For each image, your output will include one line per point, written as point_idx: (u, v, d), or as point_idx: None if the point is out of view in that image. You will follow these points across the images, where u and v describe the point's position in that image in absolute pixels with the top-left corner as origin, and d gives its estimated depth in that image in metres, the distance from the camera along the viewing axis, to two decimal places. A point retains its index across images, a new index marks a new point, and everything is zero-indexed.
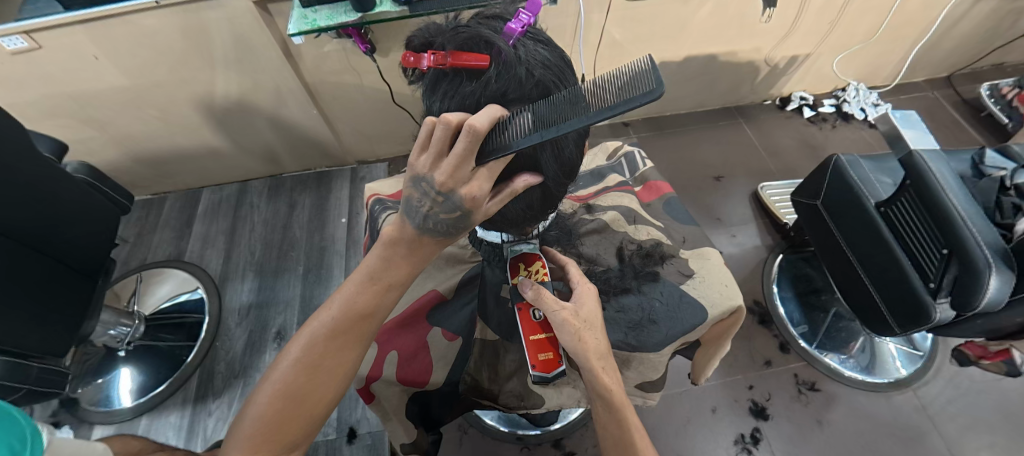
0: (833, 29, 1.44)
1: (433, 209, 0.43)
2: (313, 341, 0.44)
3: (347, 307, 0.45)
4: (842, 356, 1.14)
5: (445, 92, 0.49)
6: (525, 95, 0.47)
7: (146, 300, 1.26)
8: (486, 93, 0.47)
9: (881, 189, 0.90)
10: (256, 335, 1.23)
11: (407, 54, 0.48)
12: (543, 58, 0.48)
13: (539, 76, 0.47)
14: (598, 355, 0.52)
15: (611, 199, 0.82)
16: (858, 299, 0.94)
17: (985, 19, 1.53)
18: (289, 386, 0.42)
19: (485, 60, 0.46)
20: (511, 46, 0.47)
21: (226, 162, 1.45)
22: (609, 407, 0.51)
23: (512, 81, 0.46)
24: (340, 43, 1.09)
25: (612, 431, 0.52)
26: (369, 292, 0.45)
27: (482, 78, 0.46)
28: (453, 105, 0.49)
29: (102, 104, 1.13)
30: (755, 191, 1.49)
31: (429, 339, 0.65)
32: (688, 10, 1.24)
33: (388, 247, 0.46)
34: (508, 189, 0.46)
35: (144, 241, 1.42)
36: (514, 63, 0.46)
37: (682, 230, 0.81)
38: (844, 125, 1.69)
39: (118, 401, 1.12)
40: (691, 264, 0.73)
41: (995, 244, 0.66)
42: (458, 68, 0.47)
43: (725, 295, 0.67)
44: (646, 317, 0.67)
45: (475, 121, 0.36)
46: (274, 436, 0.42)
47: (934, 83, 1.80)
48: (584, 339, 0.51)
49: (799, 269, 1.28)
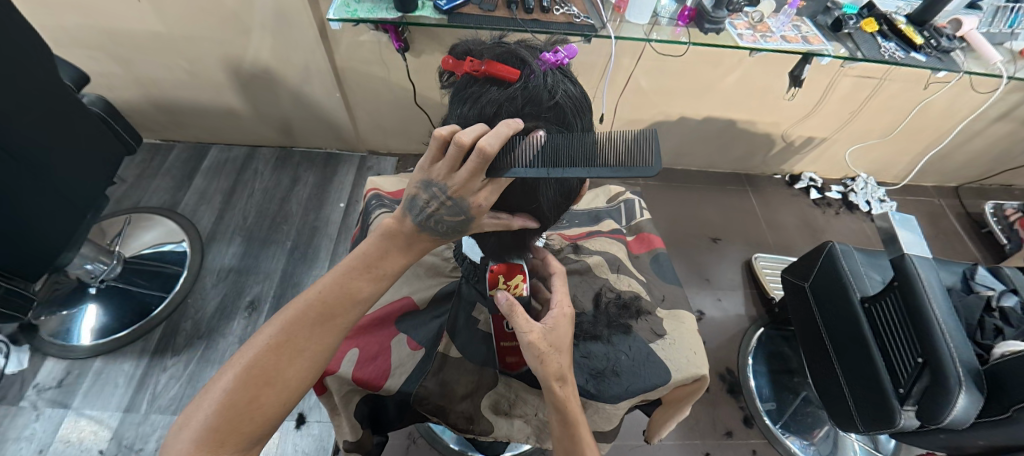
0: (852, 119, 1.47)
1: (439, 210, 0.45)
2: (293, 325, 0.45)
3: (335, 291, 0.46)
4: (804, 441, 1.13)
5: (468, 96, 0.48)
6: (542, 116, 0.47)
7: (130, 242, 1.26)
8: (507, 103, 0.46)
9: (869, 285, 0.91)
10: (229, 300, 1.21)
11: (447, 57, 0.50)
12: (568, 89, 0.50)
13: (559, 101, 0.48)
14: (558, 378, 0.51)
15: (600, 244, 0.83)
16: (827, 389, 0.93)
17: (998, 140, 1.57)
18: (264, 369, 0.42)
19: (515, 74, 0.47)
20: (542, 70, 0.49)
21: (241, 124, 1.46)
22: (563, 423, 0.52)
23: (534, 100, 0.47)
24: (376, 36, 1.12)
25: (563, 443, 0.52)
26: (364, 280, 0.48)
27: (507, 88, 0.47)
28: (472, 111, 0.48)
29: (133, 44, 1.15)
30: (748, 260, 1.50)
31: (393, 344, 0.65)
32: (717, 73, 1.28)
33: (388, 238, 0.49)
34: (504, 220, 0.50)
35: (141, 184, 1.42)
36: (541, 84, 0.47)
37: (664, 287, 0.81)
38: (847, 213, 1.70)
39: (77, 338, 1.10)
40: (665, 324, 0.73)
41: (968, 363, 0.67)
42: (488, 76, 0.48)
43: (691, 361, 0.67)
44: (610, 368, 0.66)
45: (485, 144, 0.38)
46: (241, 425, 0.41)
47: (941, 191, 1.83)
48: (547, 363, 0.51)
49: (776, 345, 1.28)
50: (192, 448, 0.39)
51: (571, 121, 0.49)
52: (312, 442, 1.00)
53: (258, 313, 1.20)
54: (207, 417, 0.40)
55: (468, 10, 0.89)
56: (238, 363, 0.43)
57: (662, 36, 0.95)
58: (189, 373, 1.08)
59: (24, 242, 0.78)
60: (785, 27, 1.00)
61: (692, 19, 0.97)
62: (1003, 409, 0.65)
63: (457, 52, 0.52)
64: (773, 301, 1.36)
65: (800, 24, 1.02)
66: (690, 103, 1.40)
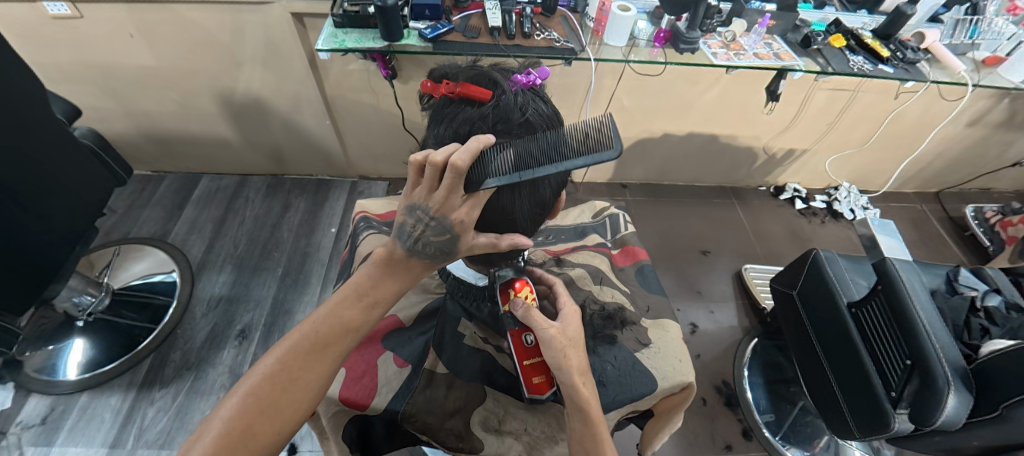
0: (829, 130, 1.52)
1: (425, 232, 0.46)
2: (289, 356, 0.45)
3: (330, 321, 0.47)
4: (805, 452, 1.12)
5: (445, 116, 0.51)
6: (512, 132, 0.49)
7: (119, 274, 1.25)
8: (479, 122, 0.48)
9: (854, 290, 0.92)
10: (218, 330, 1.20)
11: (426, 81, 0.53)
12: (538, 107, 0.52)
13: (529, 117, 0.50)
14: (580, 372, 0.54)
15: (583, 257, 0.84)
16: (822, 397, 0.93)
17: (971, 146, 1.63)
18: (260, 400, 0.43)
19: (486, 94, 0.49)
20: (513, 90, 0.51)
21: (232, 153, 1.48)
22: (587, 421, 0.53)
23: (504, 118, 0.49)
24: (364, 64, 1.16)
25: (585, 444, 0.53)
26: (356, 308, 0.48)
27: (480, 107, 0.49)
28: (447, 131, 0.50)
29: (125, 78, 1.17)
30: (738, 271, 1.51)
31: (379, 362, 0.65)
32: (696, 90, 1.32)
33: (377, 267, 0.50)
34: (492, 239, 0.51)
35: (131, 215, 1.42)
36: (512, 103, 0.49)
37: (648, 298, 0.82)
38: (833, 222, 1.73)
39: (62, 372, 1.07)
40: (649, 333, 0.74)
41: (956, 363, 0.68)
42: (464, 97, 0.50)
43: (677, 370, 0.68)
44: (596, 379, 0.65)
45: (457, 160, 0.39)
46: (237, 453, 0.41)
47: (922, 197, 1.87)
48: (568, 355, 0.53)
49: (771, 355, 1.28)
50: None
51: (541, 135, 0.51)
52: None
53: (249, 342, 1.18)
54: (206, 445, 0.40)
55: (452, 37, 0.92)
56: (236, 393, 0.43)
57: (640, 57, 0.99)
58: (177, 406, 1.06)
59: (14, 274, 0.78)
60: (757, 44, 1.05)
61: (668, 40, 1.01)
62: (992, 408, 0.65)
63: (434, 76, 0.54)
64: (765, 312, 1.37)
65: (772, 42, 1.07)
66: (673, 119, 1.44)
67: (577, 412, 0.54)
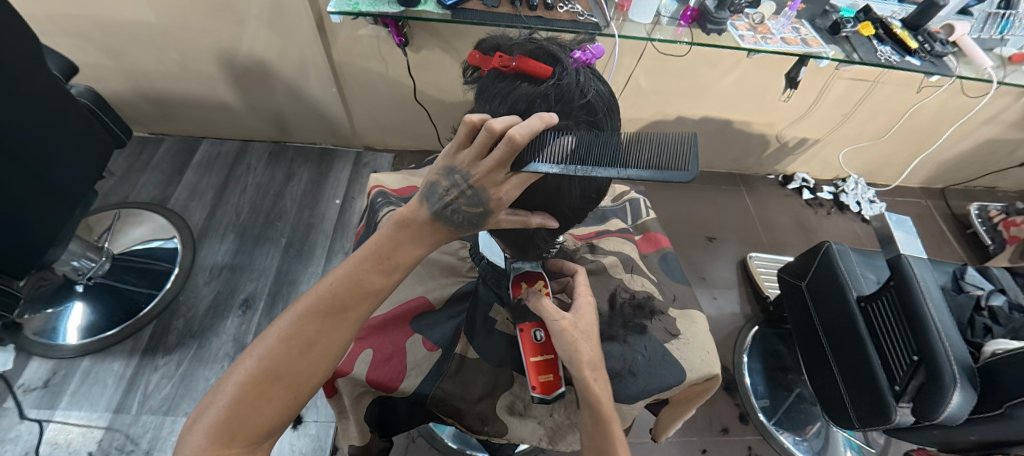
0: (845, 121, 1.50)
1: (456, 200, 0.44)
2: (305, 319, 0.43)
3: (348, 285, 0.45)
4: (797, 437, 1.15)
5: (499, 91, 0.49)
6: (571, 114, 0.48)
7: (119, 239, 1.23)
8: (539, 99, 0.47)
9: (865, 284, 0.93)
10: (222, 298, 1.19)
11: (477, 54, 0.52)
12: (598, 89, 0.51)
13: (591, 99, 0.49)
14: (590, 366, 0.54)
15: (612, 244, 0.84)
16: (823, 387, 0.95)
17: (983, 144, 1.61)
18: (276, 364, 0.41)
19: (547, 70, 0.48)
20: (573, 69, 0.50)
21: (234, 118, 1.43)
22: (596, 416, 0.54)
23: (565, 97, 0.48)
24: (375, 30, 1.11)
25: (596, 438, 0.54)
26: (375, 273, 0.45)
27: (539, 84, 0.48)
28: (502, 107, 0.49)
29: (121, 35, 1.11)
30: (743, 259, 1.52)
31: (407, 345, 0.65)
32: (715, 73, 1.28)
33: (397, 228, 0.47)
34: (522, 217, 0.49)
35: (130, 178, 1.38)
36: (574, 83, 0.49)
37: (674, 287, 0.82)
38: (839, 214, 1.73)
39: (63, 336, 1.07)
40: (678, 324, 0.74)
41: (962, 361, 0.69)
42: (519, 72, 0.49)
43: (704, 361, 0.68)
44: (626, 368, 0.66)
45: (515, 133, 0.37)
46: (250, 419, 0.40)
47: (928, 192, 1.87)
48: (580, 349, 0.54)
49: (771, 343, 1.30)
50: (204, 442, 0.39)
51: (601, 120, 0.50)
52: (310, 443, 0.99)
53: (253, 312, 1.17)
54: (218, 412, 0.40)
55: (472, 5, 0.88)
56: (251, 355, 0.42)
57: (665, 36, 0.95)
58: (181, 373, 1.06)
59: (15, 238, 0.76)
60: (785, 29, 1.01)
61: (694, 20, 0.97)
62: (995, 405, 0.67)
63: (485, 48, 0.54)
64: (768, 300, 1.38)
65: (800, 26, 1.02)
66: (689, 102, 1.40)
67: (588, 411, 0.54)
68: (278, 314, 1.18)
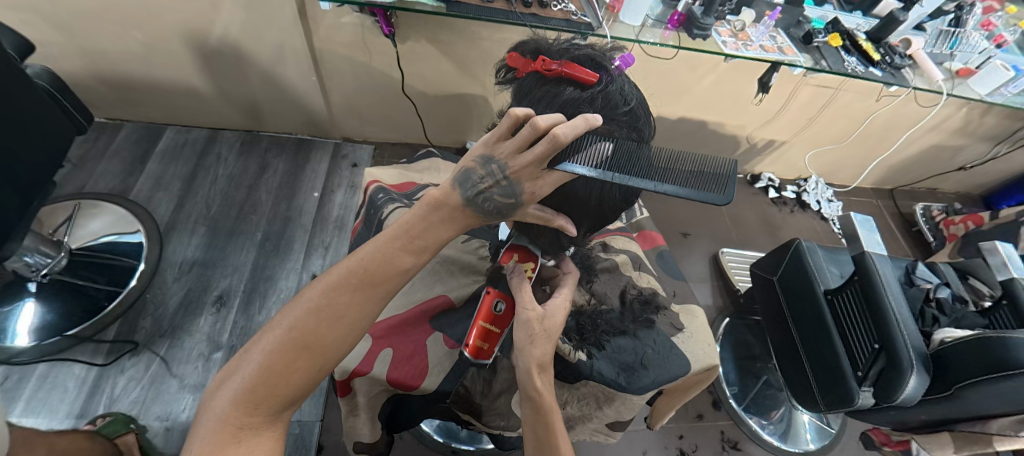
0: (809, 124, 1.59)
1: (490, 189, 0.45)
2: (335, 290, 0.43)
3: (379, 260, 0.44)
4: (764, 421, 1.24)
5: (545, 93, 0.50)
6: (615, 119, 0.51)
7: (77, 232, 1.14)
8: (586, 103, 0.49)
9: (830, 278, 1.00)
10: (193, 295, 1.13)
11: (519, 56, 0.54)
12: (636, 99, 0.54)
13: (633, 108, 0.52)
14: (538, 365, 0.55)
15: (619, 242, 0.86)
16: (792, 374, 1.02)
17: (928, 149, 1.76)
18: (304, 335, 0.41)
19: (594, 76, 0.50)
20: (615, 78, 0.53)
21: (204, 105, 1.35)
22: (537, 410, 0.55)
23: (611, 103, 0.50)
24: (360, 18, 1.07)
25: (538, 432, 0.55)
26: (405, 252, 0.45)
27: (586, 89, 0.50)
28: (549, 108, 0.49)
29: (78, 11, 1.02)
30: (715, 254, 1.59)
31: (428, 343, 0.65)
32: (694, 76, 1.33)
33: (431, 209, 0.47)
34: (548, 215, 0.51)
35: (86, 167, 1.28)
36: (618, 91, 0.51)
37: (672, 283, 0.86)
38: (800, 212, 1.84)
39: (13, 337, 0.98)
40: (681, 319, 0.78)
41: (918, 348, 0.76)
42: (563, 77, 0.50)
43: (707, 354, 0.73)
44: (638, 361, 0.69)
45: (560, 131, 0.38)
46: (278, 389, 0.40)
47: (879, 193, 2.03)
48: (534, 345, 0.56)
49: (740, 334, 1.37)
50: (230, 410, 0.38)
51: (640, 128, 0.53)
52: (293, 443, 0.97)
53: (227, 310, 1.12)
54: (244, 380, 0.39)
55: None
56: (280, 325, 0.41)
57: (653, 39, 0.98)
58: (151, 375, 1.00)
59: None
60: (763, 37, 1.06)
61: (681, 24, 1.00)
62: (945, 387, 0.74)
63: (529, 51, 0.55)
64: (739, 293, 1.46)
65: (776, 35, 1.08)
66: (669, 103, 1.45)
67: (528, 402, 0.56)
68: (255, 312, 1.13)
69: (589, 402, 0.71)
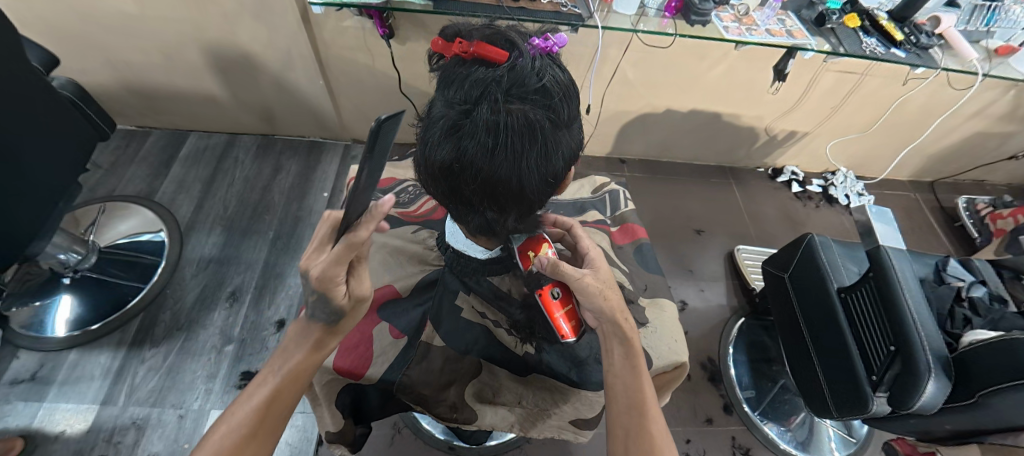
0: (833, 114, 1.50)
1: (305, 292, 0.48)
2: (230, 438, 0.45)
3: (272, 394, 0.48)
4: (781, 428, 1.17)
5: (455, 75, 0.46)
6: (527, 99, 0.45)
7: (105, 232, 1.22)
8: (492, 84, 0.44)
9: (845, 276, 0.93)
10: (209, 291, 1.19)
11: (438, 39, 0.50)
12: (557, 75, 0.47)
13: (547, 84, 0.46)
14: (620, 311, 0.58)
15: None
16: (805, 377, 0.96)
17: (972, 137, 1.62)
18: None
19: (503, 56, 0.45)
20: (532, 54, 0.47)
21: (221, 111, 1.42)
22: (628, 356, 0.57)
23: (520, 81, 0.45)
24: (361, 22, 1.10)
25: (626, 378, 0.56)
26: (291, 377, 0.49)
27: (494, 69, 0.45)
28: (457, 94, 0.46)
29: (105, 26, 1.10)
30: (730, 252, 1.53)
31: (374, 333, 0.66)
32: (703, 65, 1.28)
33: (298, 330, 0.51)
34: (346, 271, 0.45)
35: (117, 171, 1.38)
36: (529, 67, 0.45)
37: (646, 277, 0.84)
38: (827, 207, 1.73)
39: (50, 329, 1.06)
40: (647, 313, 0.76)
41: (938, 351, 0.69)
42: (477, 59, 0.46)
43: (673, 349, 0.71)
44: (592, 356, 0.69)
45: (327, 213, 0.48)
46: None
47: (918, 185, 1.88)
48: (607, 297, 0.58)
49: (755, 335, 1.31)
50: None
51: (559, 106, 0.47)
52: (296, 434, 1.00)
53: (239, 304, 1.17)
54: None
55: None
56: None
57: (649, 28, 0.95)
58: (168, 365, 1.06)
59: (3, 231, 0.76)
60: (769, 21, 1.01)
61: (678, 11, 0.96)
62: (969, 395, 0.68)
63: (448, 34, 0.52)
64: (754, 292, 1.39)
65: (785, 18, 1.02)
66: (679, 95, 1.40)
67: (620, 347, 0.58)
68: (265, 307, 1.18)
69: (547, 397, 0.70)
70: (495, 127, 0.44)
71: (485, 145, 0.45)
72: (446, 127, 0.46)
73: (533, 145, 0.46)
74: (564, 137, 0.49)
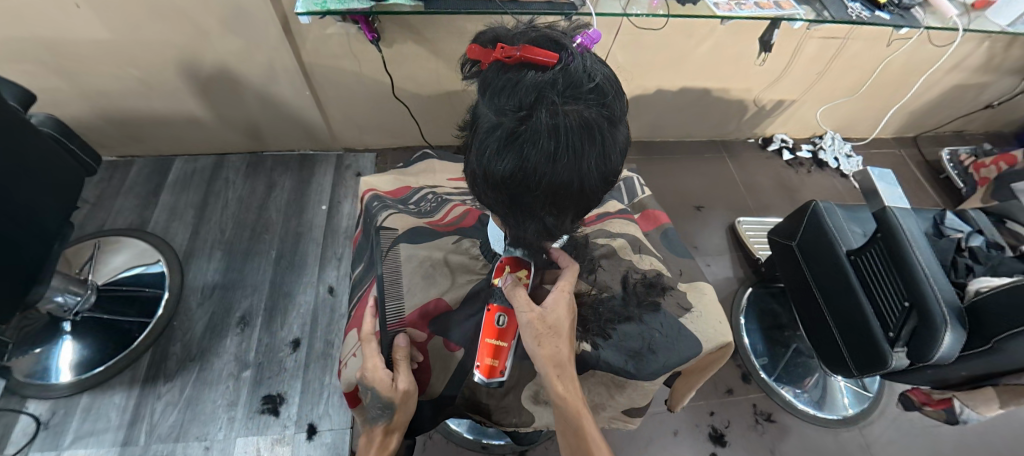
0: (818, 80, 1.52)
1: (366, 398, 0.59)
2: None
3: None
4: (797, 390, 1.20)
5: (505, 80, 0.45)
6: (581, 99, 0.45)
7: (101, 269, 1.17)
8: (548, 87, 0.43)
9: (852, 238, 0.95)
10: (217, 318, 1.16)
11: (476, 46, 0.50)
12: (603, 72, 0.48)
13: (599, 82, 0.46)
14: (555, 362, 0.58)
15: (617, 226, 0.85)
16: (822, 340, 0.99)
17: (950, 90, 1.66)
18: None
19: (553, 58, 0.45)
20: (578, 54, 0.47)
21: (206, 132, 1.38)
22: (566, 412, 0.59)
23: (574, 83, 0.44)
24: (344, 27, 1.07)
25: (571, 434, 0.59)
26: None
27: (546, 72, 0.44)
28: (509, 101, 0.44)
29: (76, 56, 1.05)
30: (732, 225, 1.55)
31: (429, 345, 0.67)
32: (691, 42, 1.28)
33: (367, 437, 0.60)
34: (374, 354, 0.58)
35: (104, 205, 1.33)
36: (579, 67, 0.45)
37: (679, 263, 0.85)
38: (818, 171, 1.77)
39: (56, 375, 1.03)
40: (689, 298, 0.77)
41: (952, 302, 0.72)
42: (524, 62, 0.45)
43: (718, 331, 0.72)
44: (645, 346, 0.69)
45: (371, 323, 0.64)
46: None
47: (902, 142, 1.93)
48: (542, 344, 0.58)
49: (765, 303, 1.34)
50: None
51: (611, 103, 0.47)
52: (327, 452, 1.00)
53: (250, 328, 1.15)
54: None
55: None
56: None
57: (641, 10, 0.94)
58: (186, 398, 1.04)
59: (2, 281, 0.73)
60: None
61: None
62: (985, 340, 0.71)
63: (485, 39, 0.51)
64: (759, 262, 1.42)
65: None
66: (668, 73, 1.40)
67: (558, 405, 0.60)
68: (277, 328, 1.16)
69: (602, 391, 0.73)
70: (556, 131, 0.43)
71: (548, 150, 0.44)
72: (504, 136, 0.45)
73: (593, 145, 0.46)
74: (615, 133, 0.49)
